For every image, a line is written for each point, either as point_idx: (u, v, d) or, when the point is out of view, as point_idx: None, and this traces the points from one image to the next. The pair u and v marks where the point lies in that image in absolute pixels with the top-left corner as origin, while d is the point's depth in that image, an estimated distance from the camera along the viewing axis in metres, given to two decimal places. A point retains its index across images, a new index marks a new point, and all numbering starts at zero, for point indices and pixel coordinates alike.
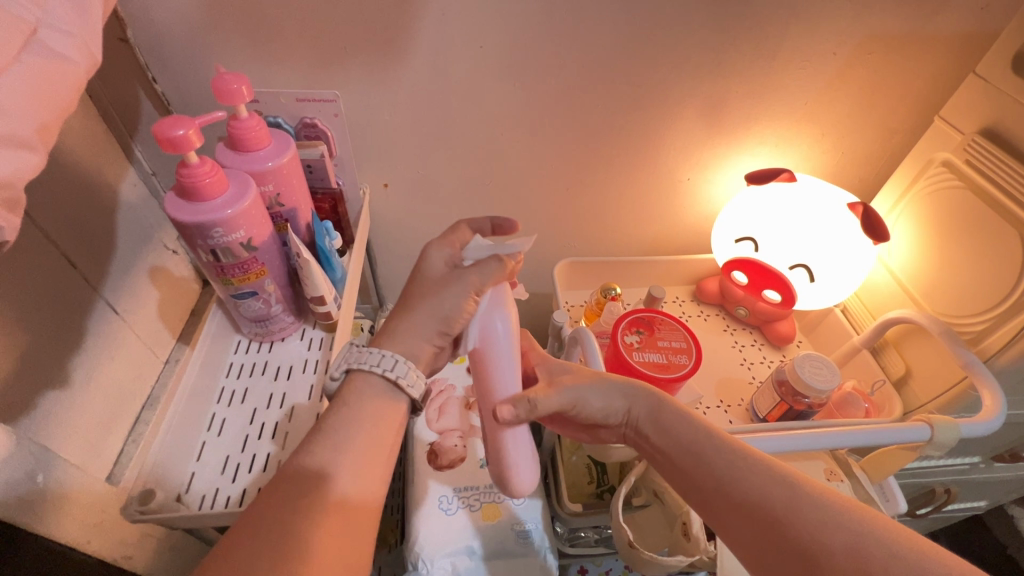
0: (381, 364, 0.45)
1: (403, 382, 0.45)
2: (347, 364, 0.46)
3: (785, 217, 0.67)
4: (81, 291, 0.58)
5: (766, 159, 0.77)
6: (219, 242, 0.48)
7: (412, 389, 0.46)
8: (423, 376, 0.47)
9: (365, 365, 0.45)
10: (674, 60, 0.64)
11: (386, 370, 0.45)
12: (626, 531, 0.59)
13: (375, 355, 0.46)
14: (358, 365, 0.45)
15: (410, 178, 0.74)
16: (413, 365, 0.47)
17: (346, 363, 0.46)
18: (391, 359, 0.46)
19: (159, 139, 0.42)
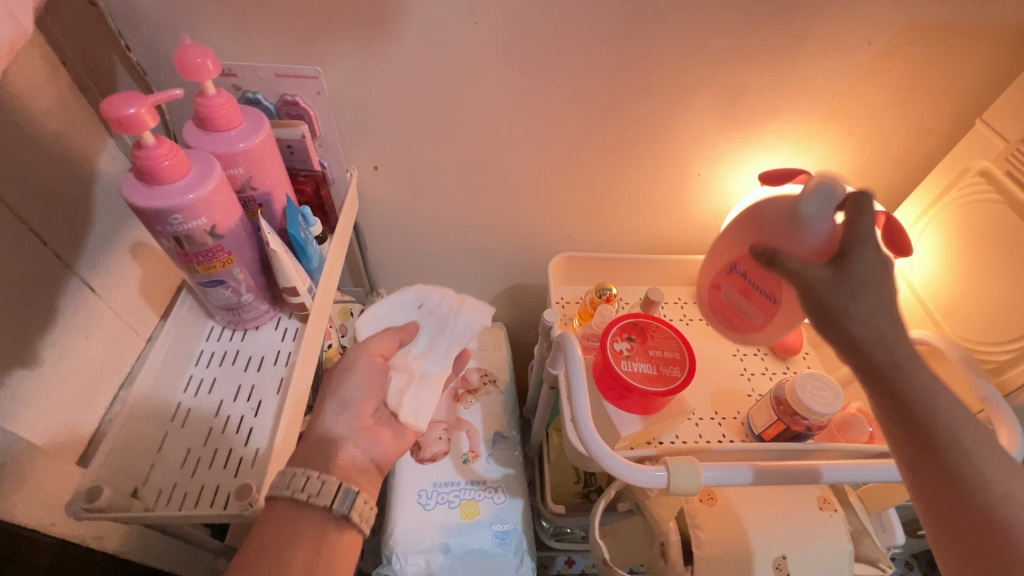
0: (294, 486, 0.46)
1: (316, 498, 0.46)
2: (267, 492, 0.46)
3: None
4: (52, 268, 0.56)
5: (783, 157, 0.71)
6: (180, 229, 0.45)
7: (324, 499, 0.47)
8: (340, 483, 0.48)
9: (286, 492, 0.46)
10: (688, 45, 0.59)
11: (310, 495, 0.46)
12: (601, 547, 0.56)
13: (291, 476, 0.47)
14: (280, 493, 0.46)
15: (401, 161, 0.70)
16: (324, 473, 0.48)
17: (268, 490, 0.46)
18: (317, 482, 0.47)
19: (109, 118, 0.39)
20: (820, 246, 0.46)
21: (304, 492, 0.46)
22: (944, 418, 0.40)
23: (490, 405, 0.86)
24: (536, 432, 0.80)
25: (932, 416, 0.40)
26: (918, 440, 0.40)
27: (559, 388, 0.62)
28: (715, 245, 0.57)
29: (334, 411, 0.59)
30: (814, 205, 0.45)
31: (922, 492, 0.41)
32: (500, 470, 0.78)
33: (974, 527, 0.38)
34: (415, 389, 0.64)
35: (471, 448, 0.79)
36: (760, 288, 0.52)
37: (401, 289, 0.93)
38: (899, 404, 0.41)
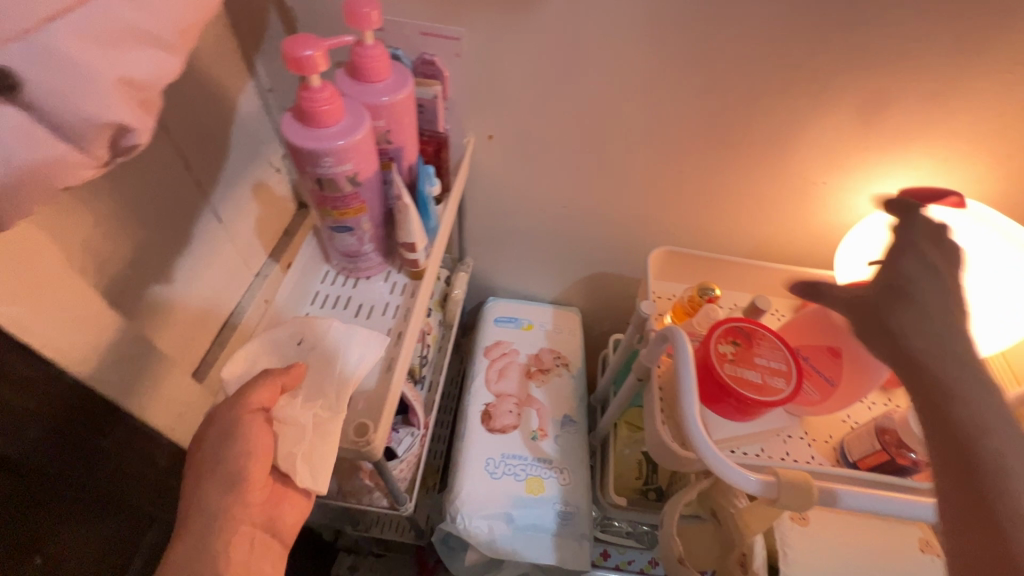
0: None
1: None
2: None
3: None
4: (192, 195, 0.60)
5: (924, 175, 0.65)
6: (326, 172, 0.47)
7: None
8: None
9: None
10: (846, 43, 0.55)
11: None
12: (676, 544, 0.56)
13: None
14: None
15: (516, 133, 0.70)
16: None
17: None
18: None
19: (287, 57, 0.41)
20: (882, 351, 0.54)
21: None
22: (944, 387, 0.34)
23: (562, 388, 0.86)
24: (606, 422, 0.80)
25: (968, 401, 0.33)
26: (946, 427, 0.33)
27: (651, 384, 0.61)
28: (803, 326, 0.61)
29: (218, 486, 0.43)
30: None
31: (947, 491, 0.33)
32: (567, 453, 0.78)
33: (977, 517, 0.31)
34: (308, 446, 0.46)
35: (541, 427, 0.80)
36: (818, 370, 0.59)
37: (487, 261, 0.94)
38: (909, 366, 0.37)
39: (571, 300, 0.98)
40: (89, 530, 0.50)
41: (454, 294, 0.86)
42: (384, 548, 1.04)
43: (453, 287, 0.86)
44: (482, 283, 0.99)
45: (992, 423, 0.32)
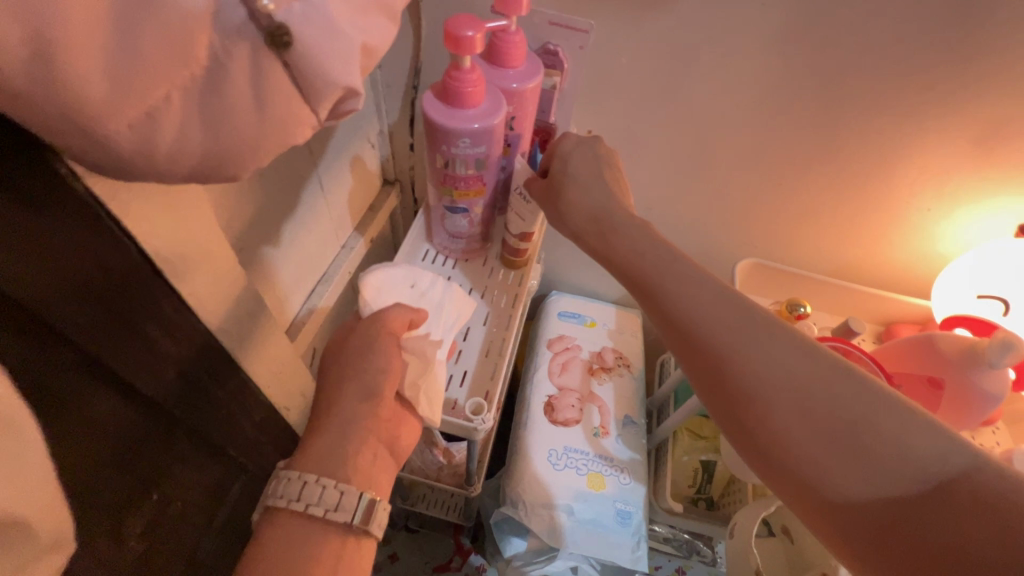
0: (302, 498, 0.42)
1: (328, 510, 0.42)
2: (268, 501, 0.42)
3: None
4: (305, 162, 0.62)
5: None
6: (459, 152, 0.48)
7: (340, 516, 0.42)
8: (357, 495, 0.43)
9: (291, 502, 0.42)
10: (983, 69, 0.54)
11: (315, 508, 0.41)
12: (752, 556, 0.56)
13: (294, 484, 0.42)
14: (286, 501, 0.42)
15: (618, 131, 0.70)
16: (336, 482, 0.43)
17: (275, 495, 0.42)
18: (335, 495, 0.42)
19: (448, 36, 0.41)
20: (989, 389, 0.53)
21: (317, 505, 0.42)
22: (758, 391, 0.38)
23: (624, 389, 0.86)
24: (669, 428, 0.79)
25: (759, 386, 0.38)
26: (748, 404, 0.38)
27: None
28: (892, 351, 0.60)
29: (356, 395, 0.47)
30: (998, 360, 0.51)
31: (774, 477, 0.39)
32: (628, 453, 0.79)
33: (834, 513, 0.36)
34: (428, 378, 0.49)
35: (602, 424, 0.80)
36: (912, 401, 0.57)
37: (558, 255, 0.94)
38: (707, 361, 0.40)
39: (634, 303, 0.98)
40: (196, 470, 0.53)
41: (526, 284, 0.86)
42: (421, 526, 1.06)
43: None
44: (548, 277, 1.00)
45: (798, 425, 0.37)
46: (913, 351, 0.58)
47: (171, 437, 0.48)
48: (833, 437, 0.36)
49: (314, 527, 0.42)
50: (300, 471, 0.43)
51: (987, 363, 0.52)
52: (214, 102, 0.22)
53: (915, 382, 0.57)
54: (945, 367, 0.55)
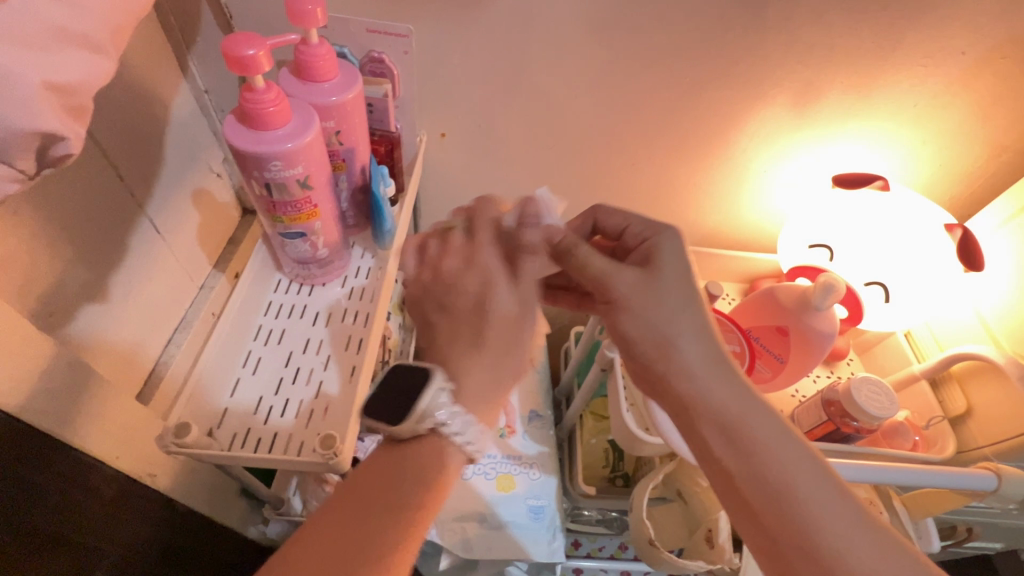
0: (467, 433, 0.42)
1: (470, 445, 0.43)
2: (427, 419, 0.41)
3: (872, 234, 0.63)
4: (127, 206, 0.56)
5: (851, 161, 0.70)
6: (275, 176, 0.45)
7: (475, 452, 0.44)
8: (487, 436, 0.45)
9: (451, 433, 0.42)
10: (778, 40, 0.59)
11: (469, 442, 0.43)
12: (647, 527, 0.58)
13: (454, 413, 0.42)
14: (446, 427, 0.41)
15: (470, 131, 0.69)
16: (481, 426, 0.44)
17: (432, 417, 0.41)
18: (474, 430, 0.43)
19: (227, 57, 0.38)
20: (826, 330, 0.58)
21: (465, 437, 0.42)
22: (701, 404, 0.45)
23: (527, 383, 0.86)
24: (572, 413, 0.81)
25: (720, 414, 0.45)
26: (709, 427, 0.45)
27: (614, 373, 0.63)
28: (745, 308, 0.65)
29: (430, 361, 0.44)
30: (822, 304, 0.56)
31: (718, 477, 0.45)
32: (535, 448, 0.79)
33: (752, 504, 0.43)
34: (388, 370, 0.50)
35: (507, 423, 0.80)
36: (769, 349, 0.62)
37: None
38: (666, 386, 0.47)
39: None
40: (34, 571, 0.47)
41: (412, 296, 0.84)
42: None
43: None
44: None
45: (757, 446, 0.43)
46: (759, 306, 0.63)
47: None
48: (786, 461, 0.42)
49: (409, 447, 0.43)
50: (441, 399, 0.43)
51: (816, 307, 0.57)
52: None
53: (768, 333, 0.62)
54: (786, 316, 0.60)
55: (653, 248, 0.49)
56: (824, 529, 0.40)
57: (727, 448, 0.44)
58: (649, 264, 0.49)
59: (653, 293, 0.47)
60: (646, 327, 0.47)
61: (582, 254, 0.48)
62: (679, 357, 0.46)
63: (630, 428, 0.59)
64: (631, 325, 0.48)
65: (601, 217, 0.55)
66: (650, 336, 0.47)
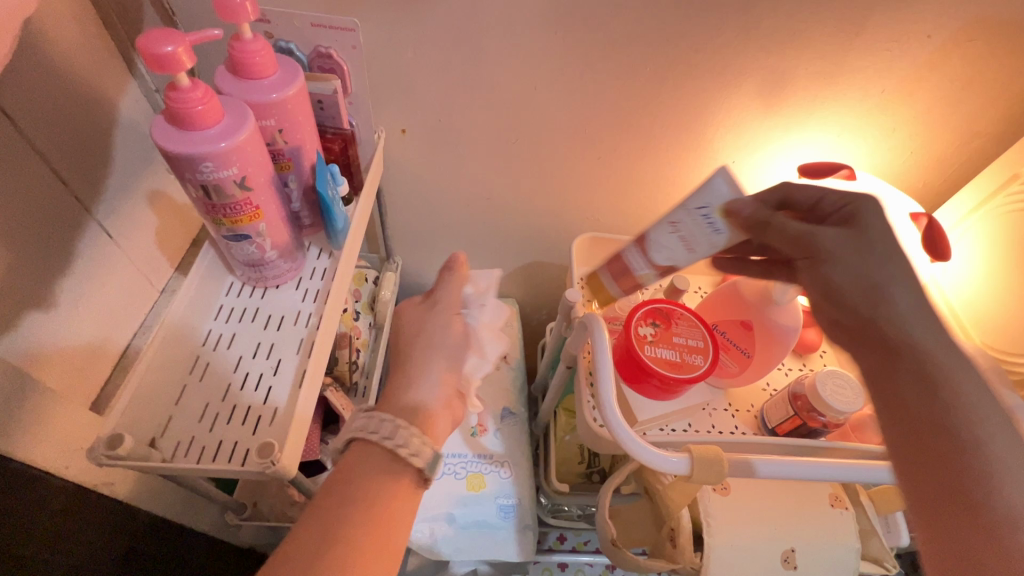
0: (382, 433, 0.45)
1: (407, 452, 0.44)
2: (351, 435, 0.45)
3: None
4: (72, 211, 0.55)
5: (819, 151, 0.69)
6: (210, 178, 0.44)
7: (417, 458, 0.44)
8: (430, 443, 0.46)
9: (373, 435, 0.44)
10: (738, 28, 0.57)
11: (396, 443, 0.44)
12: (610, 527, 0.56)
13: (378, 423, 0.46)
14: (367, 435, 0.44)
15: (430, 126, 0.68)
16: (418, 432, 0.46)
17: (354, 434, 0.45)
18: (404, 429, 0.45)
19: (144, 55, 0.37)
20: (790, 324, 0.57)
21: (390, 439, 0.44)
22: (908, 354, 0.40)
23: (500, 380, 0.85)
24: (545, 410, 0.80)
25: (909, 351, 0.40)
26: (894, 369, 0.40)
27: (578, 370, 0.61)
28: (711, 302, 0.64)
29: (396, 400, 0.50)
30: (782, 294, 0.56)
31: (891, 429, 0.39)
32: (507, 445, 0.78)
33: (918, 459, 0.37)
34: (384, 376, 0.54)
35: (479, 421, 0.79)
36: (736, 345, 0.61)
37: (417, 259, 0.92)
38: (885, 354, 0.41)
39: (507, 292, 0.98)
40: None
41: (383, 295, 0.83)
42: None
43: (381, 288, 0.84)
44: (414, 281, 0.97)
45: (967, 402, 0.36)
46: (724, 300, 0.62)
47: None
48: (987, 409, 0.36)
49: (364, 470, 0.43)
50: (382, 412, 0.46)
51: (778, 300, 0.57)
52: None
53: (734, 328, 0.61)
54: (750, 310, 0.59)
55: (860, 214, 0.46)
56: (1018, 494, 0.33)
57: (920, 396, 0.38)
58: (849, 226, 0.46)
59: (858, 245, 0.44)
60: (854, 280, 0.44)
61: (780, 224, 0.48)
62: (892, 306, 0.42)
63: (591, 427, 0.58)
64: (835, 275, 0.45)
65: (793, 189, 0.49)
66: (869, 297, 0.43)
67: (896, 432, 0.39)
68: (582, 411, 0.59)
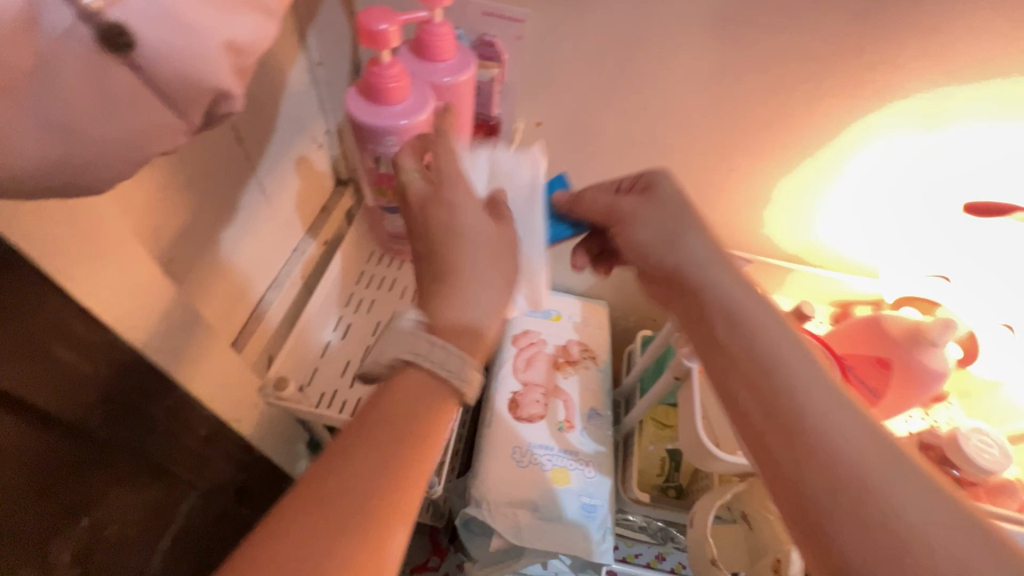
0: (445, 364, 0.37)
1: (424, 356, 0.37)
2: (398, 355, 0.37)
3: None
4: (242, 166, 0.60)
5: (1005, 182, 0.61)
6: (388, 150, 0.46)
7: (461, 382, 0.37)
8: (451, 345, 0.38)
9: (411, 355, 0.37)
10: (919, 51, 0.53)
11: (427, 354, 0.37)
12: (710, 545, 0.56)
13: (429, 346, 0.37)
14: (421, 360, 0.37)
15: (569, 121, 0.68)
16: (461, 352, 0.38)
17: (404, 352, 0.37)
18: (441, 349, 0.37)
19: (361, 31, 0.40)
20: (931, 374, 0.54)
21: (442, 364, 0.37)
22: (799, 385, 0.40)
23: (589, 381, 0.85)
24: (634, 418, 0.79)
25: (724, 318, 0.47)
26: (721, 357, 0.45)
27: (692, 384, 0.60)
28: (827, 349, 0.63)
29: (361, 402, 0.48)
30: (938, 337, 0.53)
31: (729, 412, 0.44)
32: (593, 446, 0.78)
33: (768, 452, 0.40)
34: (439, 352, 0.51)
35: (568, 418, 0.80)
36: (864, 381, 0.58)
37: None
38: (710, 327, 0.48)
39: (601, 294, 0.97)
40: (134, 494, 0.51)
41: None
42: None
43: None
44: None
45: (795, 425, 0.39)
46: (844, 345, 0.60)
47: (100, 458, 0.46)
48: (844, 435, 0.37)
49: (408, 378, 0.37)
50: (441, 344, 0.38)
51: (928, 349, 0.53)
52: (48, 106, 0.20)
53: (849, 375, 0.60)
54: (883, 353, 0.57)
55: (654, 180, 0.56)
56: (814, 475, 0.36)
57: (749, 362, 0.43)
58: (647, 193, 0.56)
59: (664, 217, 0.53)
60: (657, 234, 0.53)
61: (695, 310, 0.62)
62: (689, 252, 0.51)
63: (702, 442, 0.57)
64: (642, 236, 0.54)
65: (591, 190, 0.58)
66: (754, 337, 0.45)
67: (800, 458, 0.38)
68: (694, 424, 0.59)
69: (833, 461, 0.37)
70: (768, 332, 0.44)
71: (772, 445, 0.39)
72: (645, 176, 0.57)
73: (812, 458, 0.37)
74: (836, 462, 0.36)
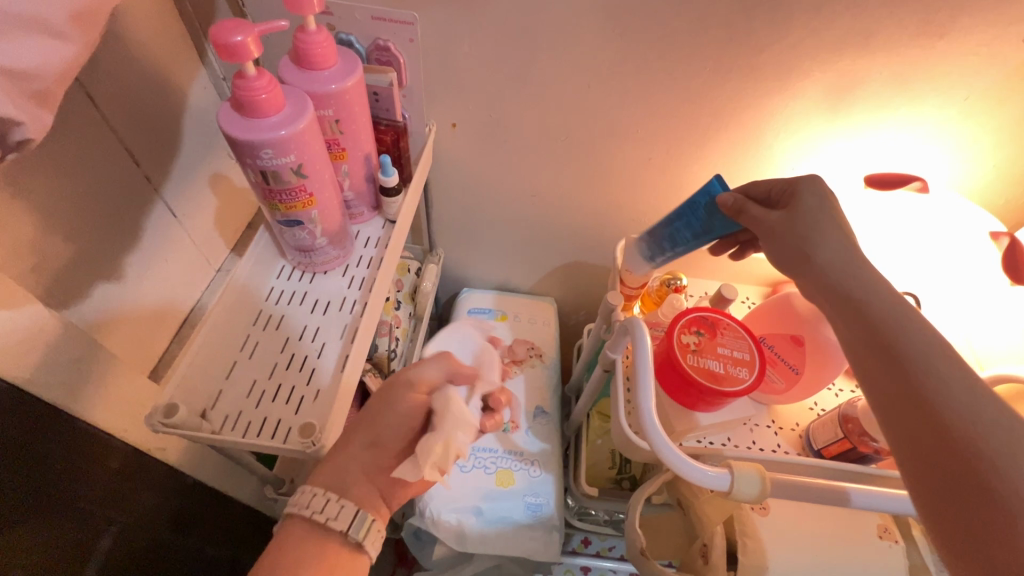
0: (315, 508, 0.46)
1: (327, 519, 0.46)
2: (289, 507, 0.47)
3: (935, 257, 0.59)
4: (142, 189, 0.58)
5: (904, 152, 0.63)
6: (269, 164, 0.45)
7: (340, 526, 0.46)
8: (357, 509, 0.47)
9: (306, 511, 0.46)
10: (807, 29, 0.54)
11: (315, 512, 0.46)
12: (640, 536, 0.56)
13: (309, 495, 0.47)
14: (298, 510, 0.46)
15: (481, 121, 0.68)
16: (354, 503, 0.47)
17: (291, 506, 0.47)
18: (336, 506, 0.46)
19: (216, 45, 0.39)
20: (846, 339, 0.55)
21: (322, 514, 0.46)
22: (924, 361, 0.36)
23: (534, 380, 0.85)
24: (578, 413, 0.79)
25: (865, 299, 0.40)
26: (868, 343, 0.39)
27: (616, 375, 0.60)
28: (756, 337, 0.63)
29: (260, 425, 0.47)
30: None
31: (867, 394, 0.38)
32: (537, 445, 0.78)
33: (901, 446, 0.35)
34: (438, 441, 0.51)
35: (512, 419, 0.79)
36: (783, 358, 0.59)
37: (460, 253, 0.92)
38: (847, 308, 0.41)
39: (545, 291, 0.97)
40: (39, 533, 0.49)
41: (423, 286, 0.85)
42: None
43: (424, 279, 0.86)
44: (456, 275, 0.98)
45: (938, 429, 0.33)
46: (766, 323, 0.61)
47: None
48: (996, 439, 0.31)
49: (311, 533, 0.46)
50: (313, 485, 0.48)
51: None
52: None
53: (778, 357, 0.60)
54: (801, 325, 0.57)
55: (800, 188, 0.48)
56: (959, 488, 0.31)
57: (877, 345, 0.38)
58: (790, 201, 0.48)
59: (814, 226, 0.45)
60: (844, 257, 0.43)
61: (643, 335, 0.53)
62: (828, 275, 0.42)
63: (624, 433, 0.57)
64: (817, 254, 0.43)
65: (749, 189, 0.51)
66: (877, 312, 0.39)
67: (921, 430, 0.34)
68: (617, 415, 0.58)
69: (974, 454, 0.31)
70: (902, 315, 0.38)
71: (902, 429, 0.35)
72: (737, 195, 0.49)
73: (933, 432, 0.33)
74: (963, 435, 0.32)
